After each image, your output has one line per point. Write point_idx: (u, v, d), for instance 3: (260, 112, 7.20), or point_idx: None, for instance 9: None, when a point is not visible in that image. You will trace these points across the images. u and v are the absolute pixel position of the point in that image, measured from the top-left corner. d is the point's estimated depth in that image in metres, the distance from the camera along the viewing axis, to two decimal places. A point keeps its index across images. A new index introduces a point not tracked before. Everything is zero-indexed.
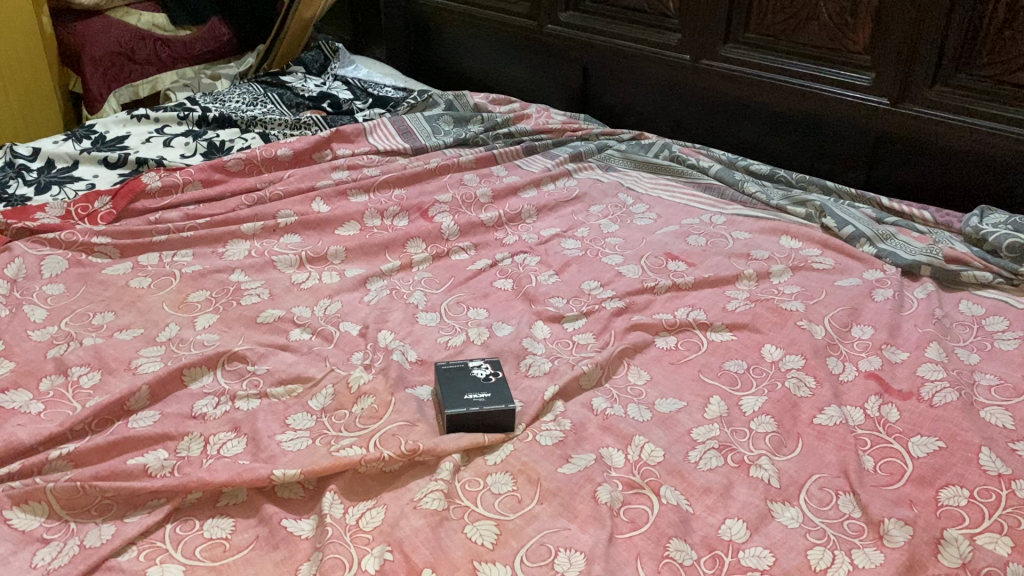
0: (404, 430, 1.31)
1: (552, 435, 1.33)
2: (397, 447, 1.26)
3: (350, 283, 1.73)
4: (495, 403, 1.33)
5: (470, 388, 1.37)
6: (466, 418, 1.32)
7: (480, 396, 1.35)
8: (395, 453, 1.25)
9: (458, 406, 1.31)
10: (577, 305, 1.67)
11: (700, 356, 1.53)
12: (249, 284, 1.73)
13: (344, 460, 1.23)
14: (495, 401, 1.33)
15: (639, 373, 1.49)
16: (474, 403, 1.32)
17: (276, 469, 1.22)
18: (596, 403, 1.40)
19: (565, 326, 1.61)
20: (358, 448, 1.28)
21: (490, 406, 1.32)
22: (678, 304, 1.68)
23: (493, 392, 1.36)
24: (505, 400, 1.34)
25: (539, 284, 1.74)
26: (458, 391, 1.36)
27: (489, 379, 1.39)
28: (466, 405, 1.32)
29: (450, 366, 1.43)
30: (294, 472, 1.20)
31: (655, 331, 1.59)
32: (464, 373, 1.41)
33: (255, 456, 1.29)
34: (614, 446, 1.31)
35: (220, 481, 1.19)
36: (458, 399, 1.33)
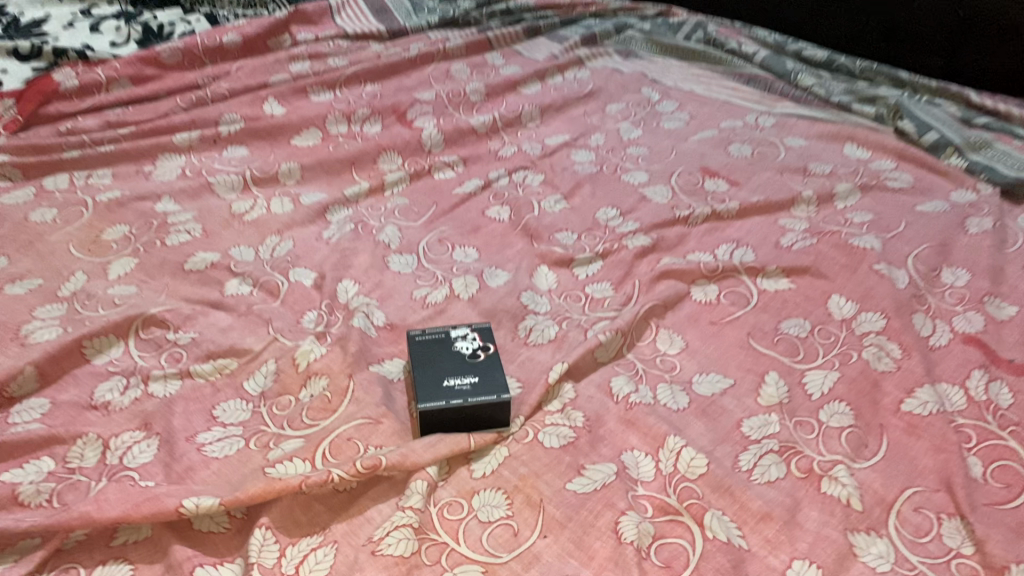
0: (363, 431, 0.99)
1: (559, 438, 1.01)
2: (354, 462, 0.94)
3: (305, 214, 1.38)
4: (483, 393, 1.00)
5: (450, 371, 1.04)
6: (446, 413, 0.99)
7: (464, 382, 1.02)
8: (350, 471, 0.93)
9: (434, 398, 0.99)
10: (591, 243, 1.32)
11: (749, 313, 1.19)
12: (178, 217, 1.38)
13: (281, 482, 0.91)
14: (483, 390, 1.01)
15: (672, 340, 1.15)
16: (456, 394, 1.00)
17: (188, 498, 0.90)
18: (616, 384, 1.07)
19: (575, 272, 1.26)
20: (301, 460, 0.96)
21: (477, 397, 0.99)
22: (717, 240, 1.33)
23: (481, 375, 1.03)
24: (496, 387, 1.01)
25: (543, 214, 1.39)
26: (435, 375, 1.03)
27: (475, 356, 1.07)
28: (445, 397, 0.99)
29: (424, 337, 1.10)
30: (211, 503, 0.89)
31: (690, 279, 1.25)
32: (442, 347, 1.08)
33: (168, 470, 0.97)
34: (641, 450, 0.99)
35: (111, 518, 0.87)
36: (434, 388, 1.01)
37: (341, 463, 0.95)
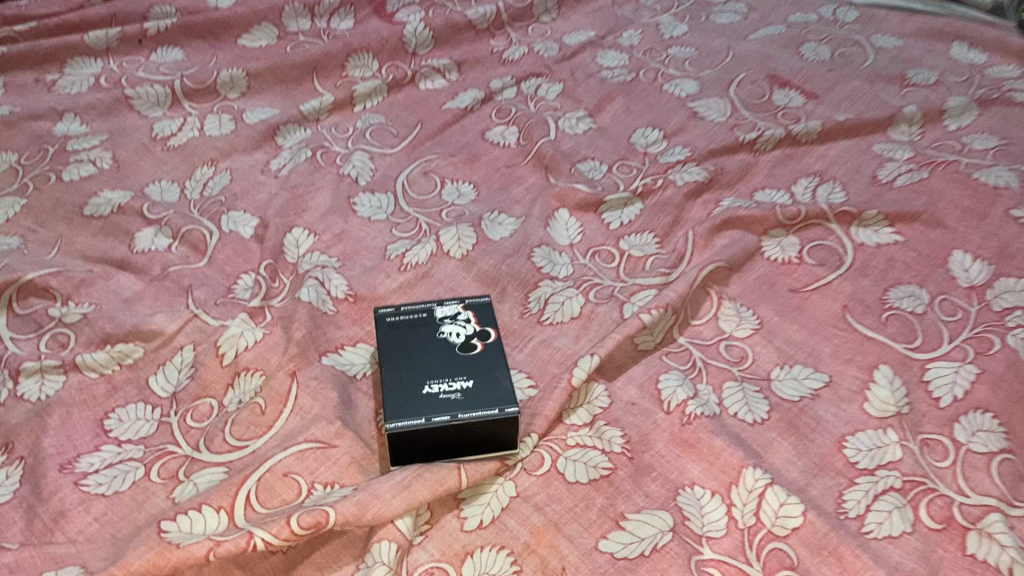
0: (307, 460, 0.69)
1: (588, 470, 0.70)
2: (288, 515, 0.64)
3: (248, 138, 1.06)
4: (478, 405, 0.70)
5: (432, 369, 0.73)
6: (426, 436, 0.69)
7: (452, 387, 0.71)
8: (282, 533, 0.63)
9: (408, 415, 0.69)
10: (624, 178, 0.99)
11: (843, 278, 0.88)
12: (83, 142, 1.06)
13: (178, 552, 0.61)
14: (479, 399, 0.70)
15: (740, 319, 0.84)
16: (439, 406, 0.70)
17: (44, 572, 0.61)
18: (666, 385, 0.76)
19: (606, 219, 0.94)
20: (213, 510, 0.65)
21: (470, 411, 0.69)
22: (791, 175, 1.00)
23: (476, 376, 0.73)
24: (498, 393, 0.71)
25: (561, 137, 1.06)
26: (410, 377, 0.72)
27: (468, 346, 0.76)
28: (425, 412, 0.69)
29: (395, 319, 0.79)
30: None
31: (762, 229, 0.93)
32: (420, 333, 0.77)
33: (30, 520, 0.68)
34: (707, 489, 0.69)
35: None
36: (408, 398, 0.70)
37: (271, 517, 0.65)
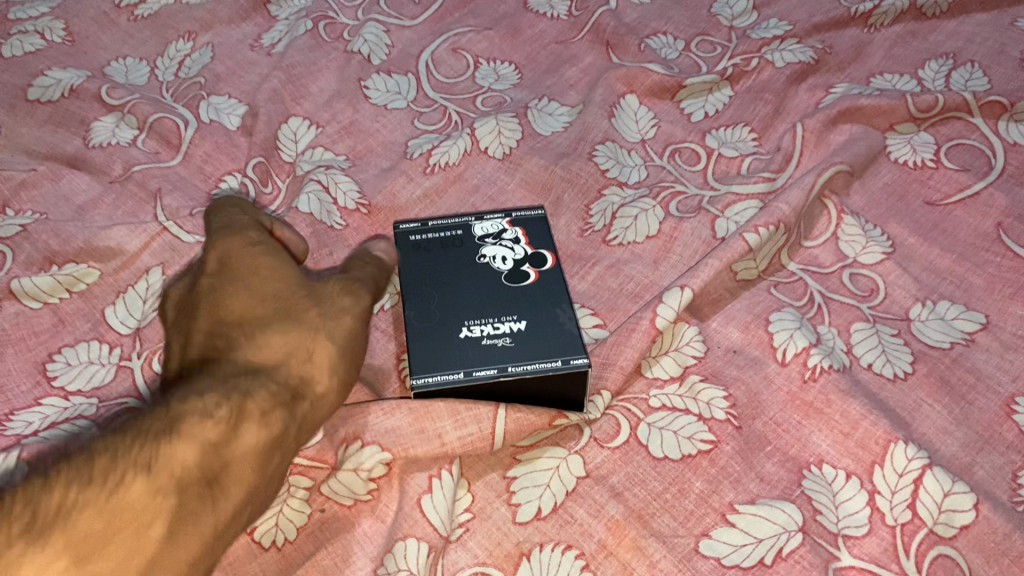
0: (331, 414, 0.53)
1: (680, 442, 0.53)
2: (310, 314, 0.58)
3: (234, 5, 0.85)
4: (534, 355, 0.52)
5: (471, 304, 0.55)
6: (465, 394, 0.52)
7: (498, 330, 0.54)
8: None
9: (441, 367, 0.52)
10: (706, 58, 0.79)
11: (995, 188, 0.68)
12: (30, 10, 0.85)
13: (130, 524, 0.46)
14: (537, 347, 0.53)
15: (867, 239, 0.66)
16: (480, 354, 0.52)
17: None
18: (780, 328, 0.59)
19: (687, 108, 0.75)
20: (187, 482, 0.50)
21: (524, 364, 0.52)
22: (916, 55, 0.79)
23: (531, 314, 0.55)
24: (560, 339, 0.53)
25: (623, 7, 0.84)
26: (442, 314, 0.55)
27: (519, 274, 0.57)
28: (463, 364, 0.52)
29: (421, 235, 0.60)
30: None
31: (887, 122, 0.73)
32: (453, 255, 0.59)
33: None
34: (842, 470, 0.52)
35: None
36: (440, 343, 0.53)
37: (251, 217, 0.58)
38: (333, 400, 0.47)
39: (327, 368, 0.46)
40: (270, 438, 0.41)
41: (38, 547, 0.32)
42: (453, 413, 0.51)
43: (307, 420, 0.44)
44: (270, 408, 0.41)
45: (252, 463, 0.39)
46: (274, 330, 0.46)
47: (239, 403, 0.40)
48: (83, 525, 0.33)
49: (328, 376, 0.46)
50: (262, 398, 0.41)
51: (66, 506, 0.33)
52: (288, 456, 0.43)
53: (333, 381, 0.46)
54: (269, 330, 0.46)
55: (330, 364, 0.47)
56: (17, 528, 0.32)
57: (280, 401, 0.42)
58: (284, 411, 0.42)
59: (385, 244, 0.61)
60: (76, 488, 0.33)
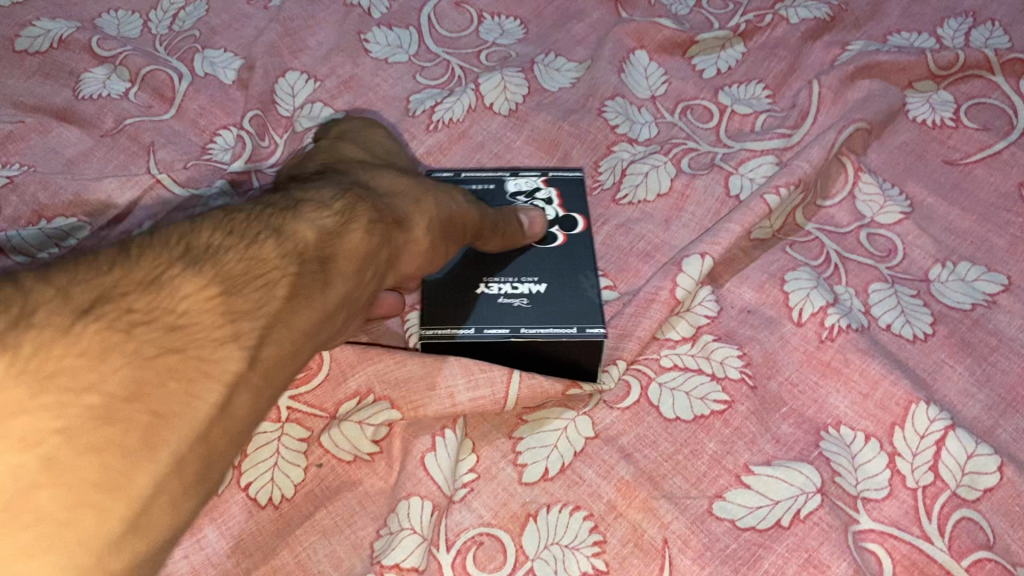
0: (341, 358, 0.51)
1: (692, 403, 0.51)
2: None
3: None
4: (552, 317, 0.51)
5: (494, 262, 0.55)
6: (477, 352, 0.51)
7: (517, 290, 0.53)
8: None
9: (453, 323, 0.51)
10: (718, 15, 0.76)
11: (1017, 147, 0.66)
12: None
13: None
14: (556, 312, 0.52)
15: (886, 198, 0.64)
16: (495, 313, 0.51)
17: None
18: (796, 288, 0.57)
19: (699, 65, 0.72)
20: None
21: (538, 326, 0.50)
22: (935, 13, 0.77)
23: (553, 278, 0.54)
24: (579, 304, 0.52)
25: None
26: (463, 268, 0.54)
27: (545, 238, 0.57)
28: (476, 320, 0.51)
29: (453, 183, 0.60)
30: None
31: (905, 80, 0.71)
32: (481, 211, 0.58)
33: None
34: (861, 433, 0.50)
35: None
36: (455, 299, 0.52)
37: (387, 137, 0.58)
38: (425, 255, 0.47)
39: (427, 219, 0.47)
40: (371, 247, 0.42)
41: (193, 274, 0.36)
42: (467, 373, 0.49)
43: (401, 255, 0.46)
44: (371, 223, 0.43)
45: (358, 261, 0.42)
46: (387, 179, 0.48)
47: (345, 208, 0.43)
48: (223, 267, 0.37)
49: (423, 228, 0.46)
50: (367, 211, 0.43)
51: (213, 249, 0.38)
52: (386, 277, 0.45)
53: (432, 236, 0.47)
54: (379, 175, 0.48)
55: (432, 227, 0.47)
56: (177, 257, 0.37)
57: (385, 223, 0.44)
58: (383, 230, 0.44)
59: (538, 213, 0.55)
60: (219, 238, 0.39)
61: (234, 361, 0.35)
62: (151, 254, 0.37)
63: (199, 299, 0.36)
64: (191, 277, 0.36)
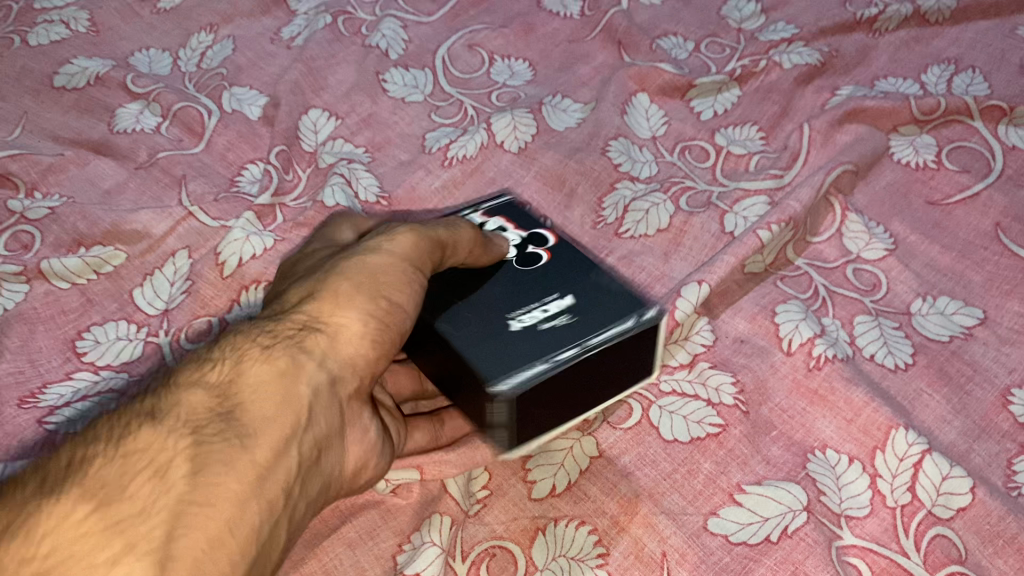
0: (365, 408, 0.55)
1: (689, 426, 0.55)
2: None
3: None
4: (592, 317, 0.52)
5: (500, 302, 0.53)
6: (549, 390, 0.50)
7: (548, 310, 0.52)
8: None
9: (523, 367, 0.49)
10: (715, 59, 0.81)
11: (994, 189, 0.70)
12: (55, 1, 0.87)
13: None
14: (591, 310, 0.52)
15: (871, 236, 0.68)
16: (543, 341, 0.50)
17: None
18: (786, 320, 0.61)
19: (697, 107, 0.77)
20: None
21: (598, 333, 0.51)
22: (919, 60, 0.82)
23: (570, 288, 0.54)
24: (611, 298, 0.53)
25: (635, 8, 0.87)
26: (479, 318, 0.52)
27: (530, 250, 0.58)
28: (534, 353, 0.50)
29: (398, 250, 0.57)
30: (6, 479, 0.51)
31: (891, 124, 0.75)
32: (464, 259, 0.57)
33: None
34: (845, 455, 0.54)
35: None
36: (493, 340, 0.51)
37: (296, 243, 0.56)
38: (371, 334, 0.45)
39: (337, 305, 0.45)
40: (278, 371, 0.41)
41: (55, 500, 0.34)
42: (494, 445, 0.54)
43: (342, 353, 0.44)
44: (267, 349, 0.42)
45: (265, 393, 0.40)
46: (294, 290, 0.47)
47: (232, 350, 0.41)
48: (96, 476, 0.35)
49: (340, 313, 0.45)
50: (256, 342, 0.42)
51: (78, 463, 0.36)
52: (336, 392, 0.43)
53: (362, 317, 0.45)
54: (284, 293, 0.47)
55: (363, 304, 0.45)
56: (36, 489, 0.35)
57: (288, 337, 0.43)
58: (281, 350, 0.42)
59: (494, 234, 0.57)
60: (87, 450, 0.37)
61: (140, 567, 0.33)
62: (10, 498, 0.35)
63: (67, 525, 0.34)
64: (56, 502, 0.34)
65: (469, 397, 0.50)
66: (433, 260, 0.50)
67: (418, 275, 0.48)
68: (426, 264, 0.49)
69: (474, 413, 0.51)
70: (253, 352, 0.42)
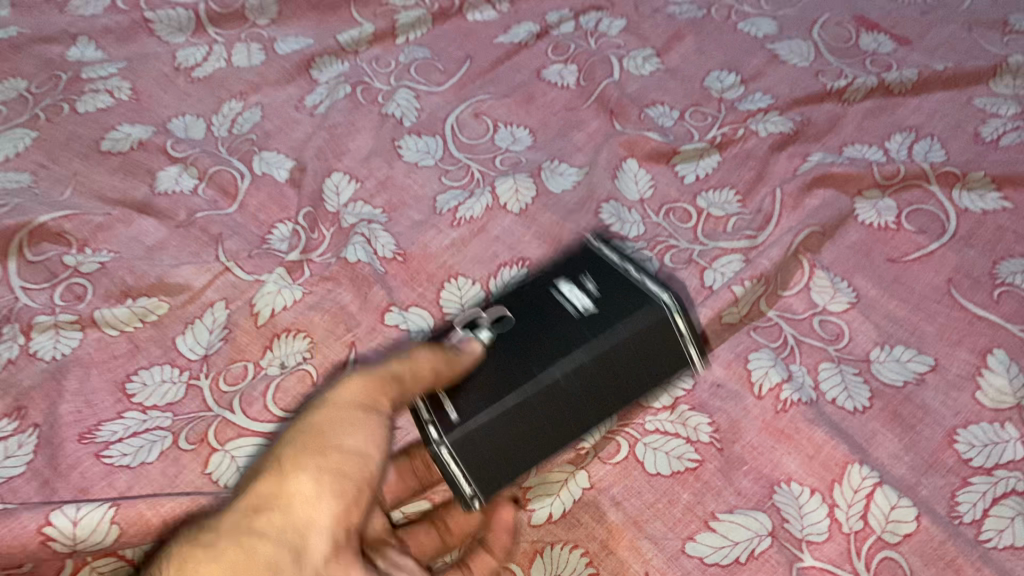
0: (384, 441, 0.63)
1: (670, 461, 0.63)
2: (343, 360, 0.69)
3: (281, 70, 0.96)
4: (584, 271, 0.66)
5: (557, 318, 0.63)
6: None
7: (569, 293, 0.65)
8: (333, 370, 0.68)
9: (654, 289, 0.64)
10: (697, 126, 0.90)
11: (947, 248, 0.78)
12: (99, 70, 0.96)
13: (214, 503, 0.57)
14: (575, 271, 0.67)
15: (835, 290, 0.76)
16: (605, 290, 0.64)
17: (77, 515, 0.55)
18: (757, 366, 0.69)
19: (680, 171, 0.85)
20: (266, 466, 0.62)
21: (598, 257, 0.68)
22: (884, 128, 0.90)
23: (540, 285, 0.66)
24: (579, 265, 0.67)
25: (625, 79, 0.96)
26: (588, 330, 0.61)
27: (499, 319, 0.64)
28: (629, 288, 0.64)
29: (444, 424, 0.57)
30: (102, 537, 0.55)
31: (856, 189, 0.84)
32: (497, 350, 0.61)
33: (71, 519, 0.55)
34: (806, 487, 0.61)
35: None
36: (606, 317, 0.62)
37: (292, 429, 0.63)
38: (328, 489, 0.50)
39: (295, 470, 0.50)
40: (233, 549, 0.46)
41: None
42: None
43: (298, 520, 0.48)
44: (225, 534, 0.47)
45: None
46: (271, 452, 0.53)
47: (198, 541, 0.48)
48: None
49: (297, 476, 0.50)
50: (219, 530, 0.48)
51: None
52: (304, 561, 0.47)
53: (317, 477, 0.50)
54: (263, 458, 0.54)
55: (314, 463, 0.51)
56: None
57: (248, 514, 0.48)
58: (236, 531, 0.47)
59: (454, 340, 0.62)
60: None
61: None
62: None
63: None
64: None
65: (648, 347, 0.62)
66: (392, 393, 0.56)
67: (372, 415, 0.54)
68: (378, 403, 0.55)
69: (632, 374, 0.62)
70: (217, 534, 0.48)
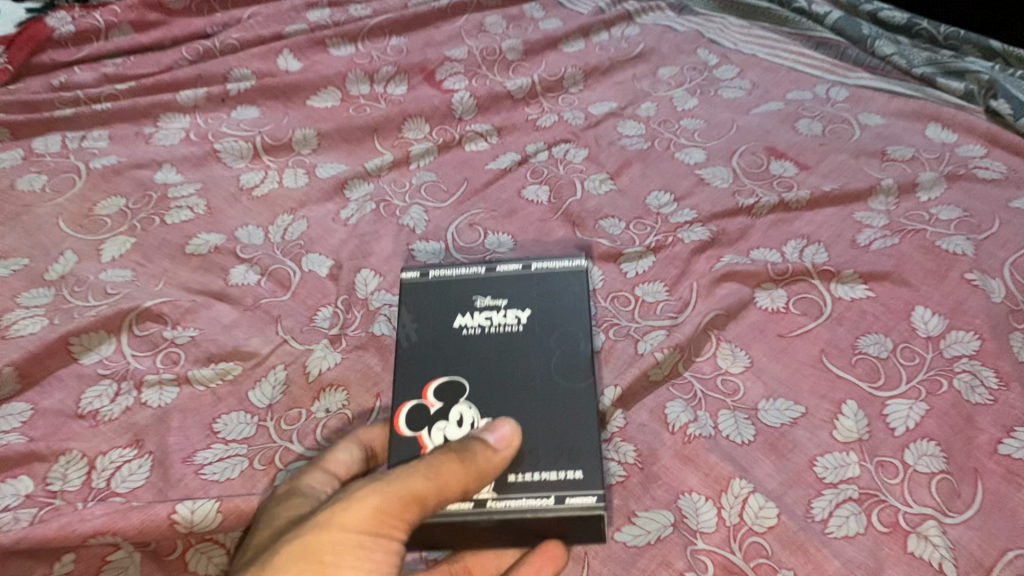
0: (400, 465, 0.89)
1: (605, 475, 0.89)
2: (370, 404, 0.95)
3: (321, 191, 1.25)
4: (461, 304, 0.93)
5: (511, 341, 0.89)
6: None
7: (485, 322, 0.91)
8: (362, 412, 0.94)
9: (557, 272, 0.95)
10: (639, 234, 1.18)
11: (822, 326, 1.04)
12: (180, 190, 1.25)
13: None
14: (456, 306, 0.93)
15: (735, 357, 1.02)
16: (504, 302, 0.92)
17: (193, 507, 0.82)
18: (672, 411, 0.94)
19: (624, 268, 1.13)
20: None
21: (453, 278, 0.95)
22: (783, 236, 1.18)
23: (458, 342, 0.89)
24: (448, 300, 0.93)
25: (586, 197, 1.24)
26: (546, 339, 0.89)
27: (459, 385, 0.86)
28: (518, 285, 0.94)
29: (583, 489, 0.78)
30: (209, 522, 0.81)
31: (756, 282, 1.10)
32: (515, 399, 0.84)
33: (190, 509, 0.81)
34: (702, 494, 0.86)
35: (87, 531, 0.78)
36: (536, 314, 0.91)
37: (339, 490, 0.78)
38: None
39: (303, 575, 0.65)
40: None
41: None
42: None
43: None
44: None
45: None
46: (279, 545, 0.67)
47: None
48: None
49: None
50: None
51: None
52: None
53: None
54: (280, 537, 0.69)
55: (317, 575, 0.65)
56: None
57: None
58: None
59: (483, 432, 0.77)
60: None
61: None
62: None
63: None
64: None
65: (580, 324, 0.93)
66: (409, 513, 0.70)
67: (377, 538, 0.69)
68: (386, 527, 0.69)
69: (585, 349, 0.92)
70: None
